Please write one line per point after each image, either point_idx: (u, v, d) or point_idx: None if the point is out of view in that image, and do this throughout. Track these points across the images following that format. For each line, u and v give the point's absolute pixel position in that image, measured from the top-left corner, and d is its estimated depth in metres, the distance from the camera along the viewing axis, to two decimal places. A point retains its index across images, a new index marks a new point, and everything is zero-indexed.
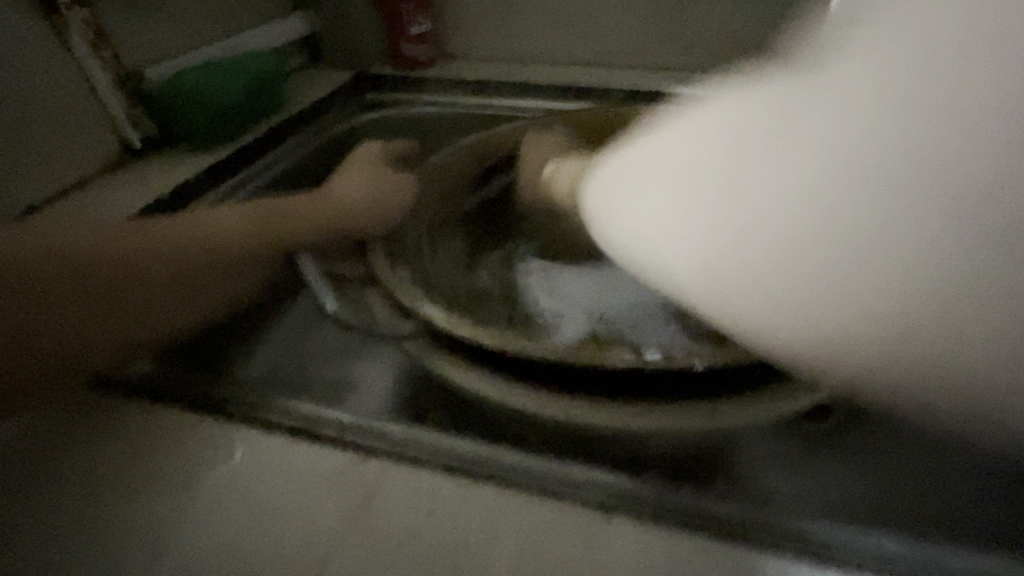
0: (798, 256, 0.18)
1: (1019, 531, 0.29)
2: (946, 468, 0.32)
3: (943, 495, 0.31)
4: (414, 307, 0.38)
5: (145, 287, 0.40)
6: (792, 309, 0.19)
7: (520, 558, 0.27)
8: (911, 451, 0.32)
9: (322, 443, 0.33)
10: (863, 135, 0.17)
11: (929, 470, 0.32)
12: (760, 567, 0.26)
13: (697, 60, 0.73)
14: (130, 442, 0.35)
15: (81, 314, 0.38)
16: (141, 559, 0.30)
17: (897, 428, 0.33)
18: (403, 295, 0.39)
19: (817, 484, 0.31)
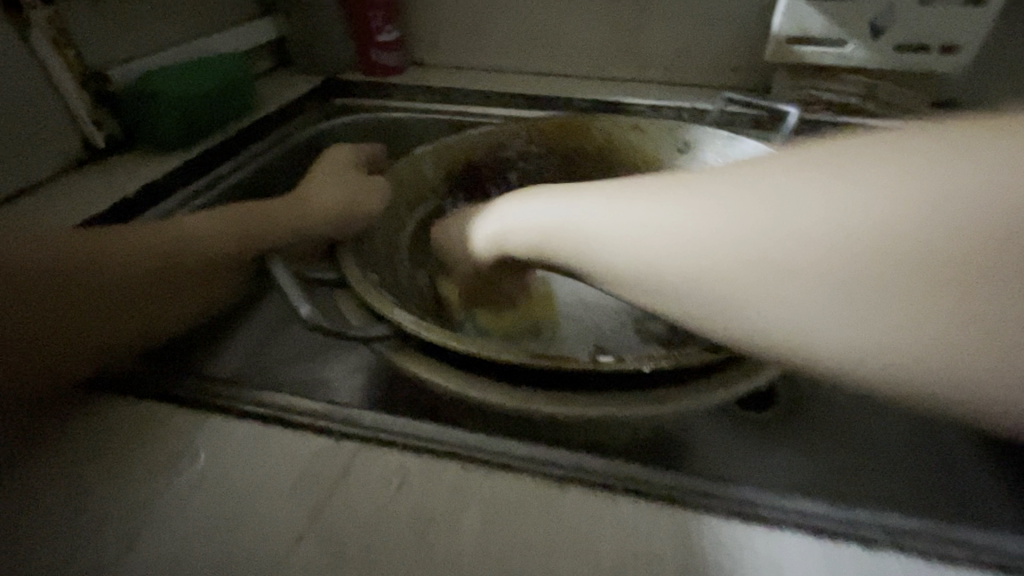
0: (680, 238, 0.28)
1: (914, 498, 0.34)
2: (862, 453, 0.37)
3: (857, 474, 0.36)
4: (388, 313, 0.39)
5: (138, 295, 0.42)
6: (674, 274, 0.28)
7: (484, 526, 0.29)
8: (823, 436, 0.38)
9: (297, 430, 0.35)
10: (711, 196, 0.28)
11: (847, 454, 0.37)
12: (695, 527, 0.29)
13: (651, 75, 0.78)
14: (108, 433, 0.35)
15: (79, 322, 0.39)
16: (119, 544, 0.30)
17: (814, 418, 0.39)
18: (375, 299, 0.40)
19: (747, 467, 0.36)
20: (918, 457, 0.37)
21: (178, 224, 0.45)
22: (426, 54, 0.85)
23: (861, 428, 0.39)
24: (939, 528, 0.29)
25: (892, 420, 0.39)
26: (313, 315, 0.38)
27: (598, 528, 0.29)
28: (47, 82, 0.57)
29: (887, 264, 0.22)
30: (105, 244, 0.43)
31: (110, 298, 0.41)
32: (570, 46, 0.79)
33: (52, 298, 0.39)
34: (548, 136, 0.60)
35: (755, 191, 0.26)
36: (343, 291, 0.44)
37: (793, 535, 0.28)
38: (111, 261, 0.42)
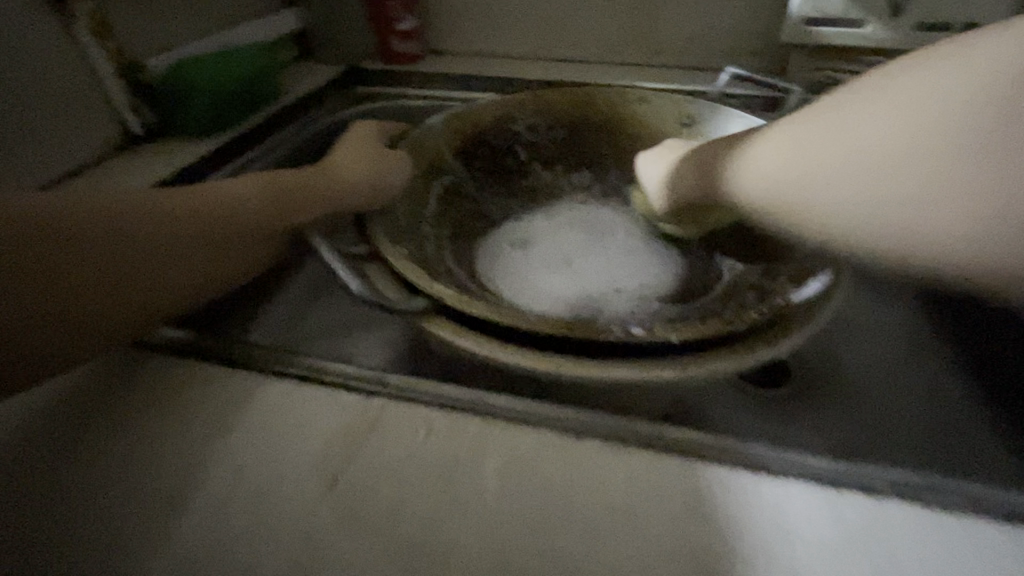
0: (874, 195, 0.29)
1: (922, 462, 0.35)
2: (869, 419, 0.38)
3: (864, 436, 0.37)
4: (426, 286, 0.42)
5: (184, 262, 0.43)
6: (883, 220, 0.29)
7: (503, 474, 0.31)
8: (839, 401, 0.39)
9: (329, 389, 0.37)
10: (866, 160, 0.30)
11: (855, 419, 0.38)
12: (705, 476, 0.30)
13: (667, 58, 0.79)
14: (158, 391, 0.39)
15: (127, 285, 0.40)
16: (174, 487, 0.33)
17: (823, 386, 0.40)
18: (415, 275, 0.43)
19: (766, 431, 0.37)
20: (933, 425, 0.38)
21: (215, 192, 0.46)
22: (445, 42, 0.86)
23: (877, 395, 0.40)
24: (945, 483, 0.30)
25: (898, 390, 0.40)
26: (362, 291, 0.40)
27: (609, 476, 0.31)
28: (90, 72, 0.61)
29: (899, 184, 0.28)
30: (135, 207, 0.42)
31: (140, 270, 0.41)
32: (586, 32, 0.80)
33: (99, 258, 0.39)
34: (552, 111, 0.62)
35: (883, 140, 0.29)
36: (376, 265, 0.47)
37: (798, 486, 0.30)
38: (155, 225, 0.42)
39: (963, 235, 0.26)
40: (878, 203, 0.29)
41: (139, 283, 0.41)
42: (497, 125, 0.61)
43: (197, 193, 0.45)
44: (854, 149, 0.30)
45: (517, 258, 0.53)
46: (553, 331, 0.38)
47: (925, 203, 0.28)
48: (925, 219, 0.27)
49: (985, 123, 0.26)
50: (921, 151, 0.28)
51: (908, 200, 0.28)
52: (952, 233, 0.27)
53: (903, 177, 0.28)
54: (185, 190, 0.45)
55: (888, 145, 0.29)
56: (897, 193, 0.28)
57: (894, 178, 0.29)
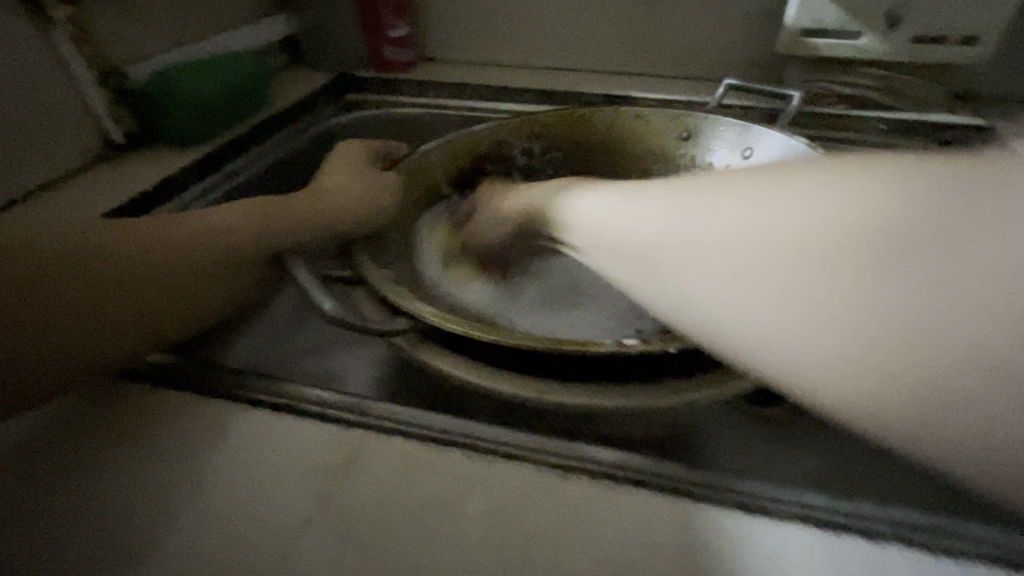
0: (867, 350, 0.22)
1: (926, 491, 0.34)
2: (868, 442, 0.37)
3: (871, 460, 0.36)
4: (408, 304, 0.40)
5: (156, 290, 0.41)
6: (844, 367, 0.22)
7: (486, 515, 0.30)
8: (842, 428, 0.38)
9: (306, 418, 0.35)
10: (835, 291, 0.22)
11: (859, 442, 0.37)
12: (696, 516, 0.29)
13: (662, 68, 0.78)
14: (128, 419, 0.37)
15: (95, 319, 0.38)
16: (139, 524, 0.32)
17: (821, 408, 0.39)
18: (394, 295, 0.41)
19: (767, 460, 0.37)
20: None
21: (200, 218, 0.45)
22: (437, 49, 0.85)
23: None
24: (946, 523, 0.29)
25: None
26: (336, 312, 0.39)
27: (597, 518, 0.29)
28: (69, 81, 0.59)
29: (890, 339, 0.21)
30: (110, 234, 0.41)
31: (106, 296, 0.38)
32: (581, 40, 0.79)
33: (64, 292, 0.37)
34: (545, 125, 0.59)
35: (871, 223, 0.22)
36: (360, 288, 0.45)
37: (795, 527, 0.28)
38: (130, 255, 0.40)
39: (874, 401, 0.22)
40: (847, 354, 0.22)
41: (105, 309, 0.38)
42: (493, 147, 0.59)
43: (177, 220, 0.44)
44: (771, 268, 0.24)
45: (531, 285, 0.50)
46: (541, 351, 0.36)
47: (857, 351, 0.22)
48: (953, 398, 0.20)
49: (997, 280, 0.19)
50: (927, 241, 0.21)
51: (886, 365, 0.21)
52: (875, 405, 0.22)
53: (883, 304, 0.21)
54: (167, 218, 0.44)
55: (895, 266, 0.21)
56: (917, 315, 0.21)
57: (900, 309, 0.21)
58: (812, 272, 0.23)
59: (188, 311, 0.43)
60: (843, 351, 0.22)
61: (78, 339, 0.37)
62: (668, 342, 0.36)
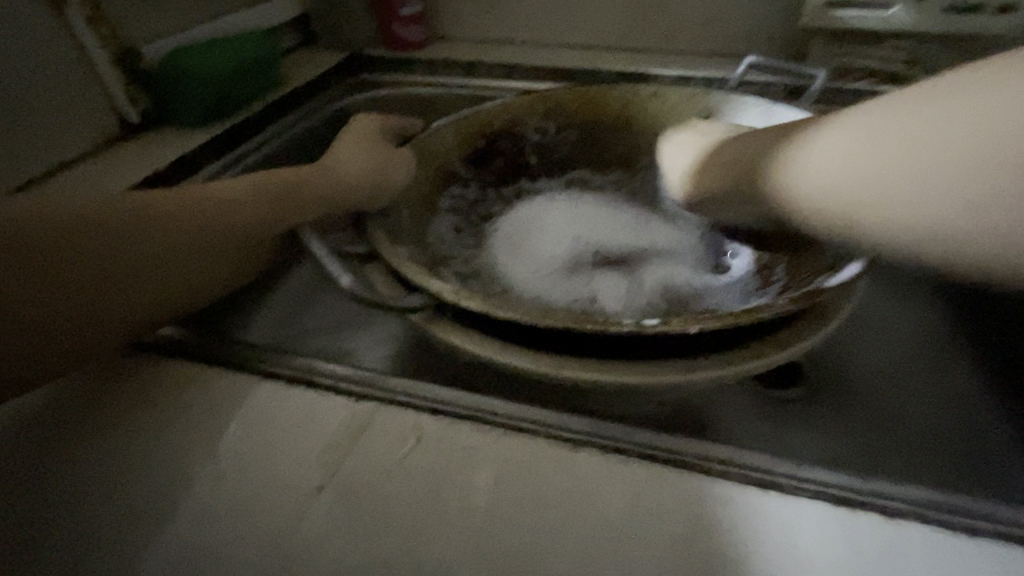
0: (906, 186, 0.24)
1: (928, 471, 0.34)
2: (874, 423, 0.37)
3: (874, 442, 0.36)
4: (426, 283, 0.40)
5: (167, 267, 0.41)
6: (902, 216, 0.24)
7: (495, 487, 0.30)
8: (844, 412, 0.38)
9: (317, 391, 0.35)
10: (907, 148, 0.24)
11: (864, 424, 0.37)
12: (705, 490, 0.28)
13: (679, 44, 0.76)
14: (143, 391, 0.37)
15: (106, 296, 0.38)
16: (153, 492, 0.32)
17: (831, 387, 0.39)
18: (412, 273, 0.41)
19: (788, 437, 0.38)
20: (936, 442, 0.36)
21: (214, 188, 0.44)
22: (450, 28, 0.84)
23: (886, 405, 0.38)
24: (965, 504, 0.28)
25: (909, 399, 0.39)
26: (353, 288, 0.39)
27: (605, 490, 0.29)
28: (84, 61, 0.59)
29: (922, 174, 0.23)
30: (120, 205, 0.39)
31: (123, 271, 0.38)
32: (596, 17, 0.77)
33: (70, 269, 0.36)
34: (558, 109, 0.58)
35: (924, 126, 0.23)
36: (373, 262, 0.45)
37: (806, 504, 0.28)
38: (138, 231, 0.39)
39: (918, 225, 0.23)
40: (876, 191, 0.25)
41: (122, 282, 0.38)
42: (509, 125, 0.58)
43: (185, 192, 0.42)
44: (849, 136, 0.26)
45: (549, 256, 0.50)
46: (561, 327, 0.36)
47: (894, 195, 0.24)
48: (983, 221, 0.21)
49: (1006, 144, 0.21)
50: (926, 143, 0.23)
51: (902, 198, 0.24)
52: (913, 227, 0.24)
53: (917, 173, 0.23)
54: (179, 189, 0.43)
55: (972, 121, 0.22)
56: (930, 185, 0.23)
57: (925, 155, 0.23)
58: (846, 147, 0.26)
59: (197, 288, 0.43)
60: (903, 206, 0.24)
61: (96, 312, 0.38)
62: (694, 321, 0.34)
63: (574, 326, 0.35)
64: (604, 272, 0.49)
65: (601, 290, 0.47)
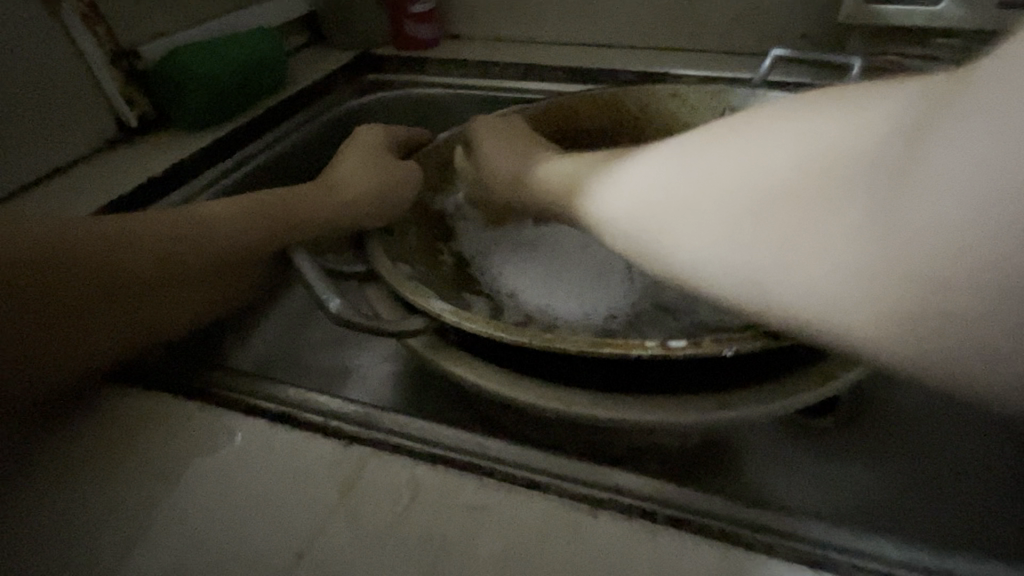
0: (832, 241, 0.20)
1: (985, 526, 0.30)
2: (926, 457, 0.34)
3: (928, 488, 0.32)
4: (425, 303, 0.35)
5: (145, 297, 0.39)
6: (833, 263, 0.20)
7: (501, 555, 0.26)
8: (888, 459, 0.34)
9: (305, 429, 0.32)
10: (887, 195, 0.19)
11: (912, 457, 0.33)
12: (743, 565, 0.25)
13: (703, 41, 0.71)
14: (120, 425, 0.34)
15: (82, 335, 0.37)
16: (126, 541, 0.29)
17: (875, 415, 0.36)
18: (411, 290, 0.37)
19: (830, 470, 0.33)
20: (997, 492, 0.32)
21: (202, 209, 0.42)
22: (463, 26, 0.80)
23: (931, 438, 0.34)
24: None
25: (956, 433, 0.35)
26: (343, 310, 0.35)
27: (629, 561, 0.26)
28: (79, 61, 0.57)
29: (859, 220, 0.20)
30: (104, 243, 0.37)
31: (78, 297, 0.36)
32: (616, 13, 0.73)
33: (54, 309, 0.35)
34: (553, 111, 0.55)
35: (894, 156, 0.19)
36: (373, 283, 0.41)
37: None
38: (129, 270, 0.37)
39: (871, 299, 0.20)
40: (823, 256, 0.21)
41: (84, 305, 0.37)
42: (508, 124, 0.53)
43: (174, 216, 0.41)
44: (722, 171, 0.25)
45: (567, 253, 0.47)
46: (577, 352, 0.31)
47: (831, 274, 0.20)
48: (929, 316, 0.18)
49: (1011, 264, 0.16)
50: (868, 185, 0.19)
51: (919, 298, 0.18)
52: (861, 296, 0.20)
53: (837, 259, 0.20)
54: (155, 212, 0.41)
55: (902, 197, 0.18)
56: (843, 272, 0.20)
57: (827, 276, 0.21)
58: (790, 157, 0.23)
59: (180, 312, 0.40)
60: (852, 280, 0.20)
61: (59, 333, 0.36)
62: (728, 343, 0.30)
63: (595, 353, 0.31)
64: (608, 249, 0.46)
65: (609, 275, 0.45)
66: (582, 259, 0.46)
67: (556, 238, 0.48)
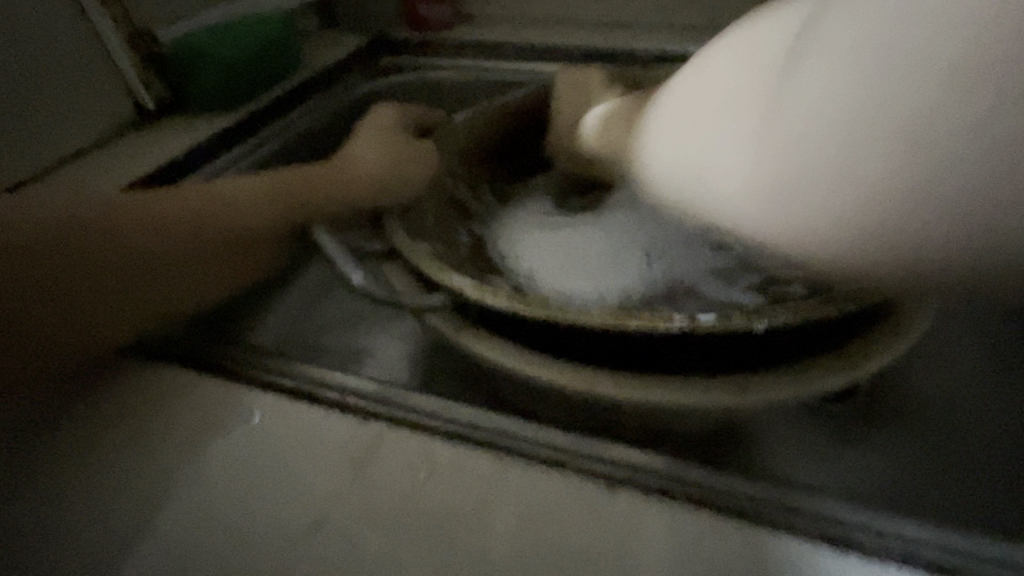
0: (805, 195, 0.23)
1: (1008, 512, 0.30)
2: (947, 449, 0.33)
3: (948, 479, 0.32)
4: (444, 281, 0.35)
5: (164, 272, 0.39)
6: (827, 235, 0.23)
7: (518, 529, 0.26)
8: (911, 447, 0.33)
9: (325, 403, 0.33)
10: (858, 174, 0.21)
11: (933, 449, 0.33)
12: (763, 542, 0.25)
13: (725, 19, 0.69)
14: (143, 398, 0.35)
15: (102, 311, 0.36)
16: (152, 509, 0.30)
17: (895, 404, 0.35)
18: (430, 268, 0.37)
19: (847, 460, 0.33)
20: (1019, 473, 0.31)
21: (222, 187, 0.42)
22: (478, 6, 0.79)
23: (953, 427, 0.34)
24: None
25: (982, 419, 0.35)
26: (364, 287, 0.35)
27: (648, 536, 0.26)
28: (98, 43, 0.57)
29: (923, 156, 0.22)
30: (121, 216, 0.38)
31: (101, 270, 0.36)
32: None
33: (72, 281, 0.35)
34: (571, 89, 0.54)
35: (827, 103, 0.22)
36: (391, 262, 0.41)
37: (880, 563, 0.24)
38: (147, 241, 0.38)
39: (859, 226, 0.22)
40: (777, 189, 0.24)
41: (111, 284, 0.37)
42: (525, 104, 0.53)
43: (194, 194, 0.41)
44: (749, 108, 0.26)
45: (584, 235, 0.46)
46: (598, 328, 0.31)
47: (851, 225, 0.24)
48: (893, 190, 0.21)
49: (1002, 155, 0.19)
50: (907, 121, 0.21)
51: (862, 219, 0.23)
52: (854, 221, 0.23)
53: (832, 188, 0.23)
54: (177, 189, 0.41)
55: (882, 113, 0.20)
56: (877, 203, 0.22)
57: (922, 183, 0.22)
58: (823, 83, 0.22)
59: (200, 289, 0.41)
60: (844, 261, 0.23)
61: (79, 306, 0.36)
62: (755, 317, 0.29)
63: (616, 331, 0.31)
64: (628, 235, 0.45)
65: (625, 255, 0.44)
66: (599, 241, 0.46)
67: (571, 225, 0.48)
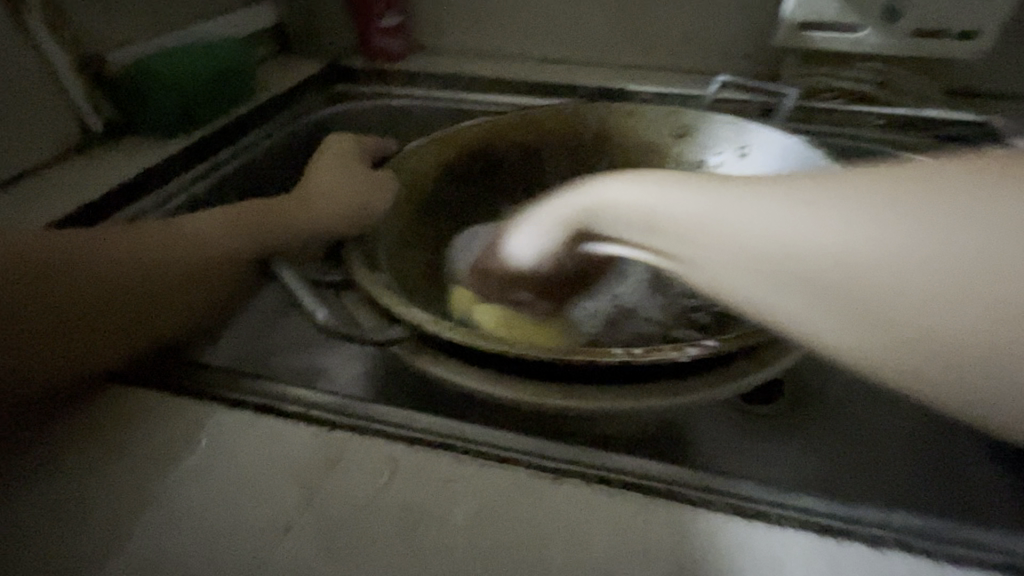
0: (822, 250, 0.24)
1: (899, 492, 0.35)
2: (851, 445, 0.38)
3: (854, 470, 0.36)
4: (403, 312, 0.38)
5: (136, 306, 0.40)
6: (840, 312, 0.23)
7: (476, 524, 0.29)
8: (819, 442, 0.38)
9: (289, 419, 0.34)
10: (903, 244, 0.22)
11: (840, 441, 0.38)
12: (687, 522, 0.28)
13: (657, 60, 0.76)
14: (100, 419, 0.35)
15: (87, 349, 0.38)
16: (112, 526, 0.30)
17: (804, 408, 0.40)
18: (390, 298, 0.39)
19: (764, 456, 0.37)
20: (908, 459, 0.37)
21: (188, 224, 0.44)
22: (430, 40, 0.83)
23: (852, 426, 0.39)
24: (931, 526, 0.29)
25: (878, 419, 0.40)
26: (329, 320, 0.37)
27: (590, 528, 0.29)
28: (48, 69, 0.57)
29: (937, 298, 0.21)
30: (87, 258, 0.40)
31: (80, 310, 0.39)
32: (576, 32, 0.77)
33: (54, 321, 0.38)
34: (522, 124, 0.58)
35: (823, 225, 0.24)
36: (350, 291, 0.43)
37: (786, 530, 0.28)
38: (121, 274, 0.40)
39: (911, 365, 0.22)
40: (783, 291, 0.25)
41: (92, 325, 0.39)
42: (474, 142, 0.57)
43: (164, 231, 0.43)
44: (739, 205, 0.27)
45: None
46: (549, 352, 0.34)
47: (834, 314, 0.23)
48: (975, 362, 0.21)
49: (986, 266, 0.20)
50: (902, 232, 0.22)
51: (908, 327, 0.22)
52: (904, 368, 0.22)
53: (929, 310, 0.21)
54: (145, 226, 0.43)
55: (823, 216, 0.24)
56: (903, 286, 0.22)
57: (906, 254, 0.22)
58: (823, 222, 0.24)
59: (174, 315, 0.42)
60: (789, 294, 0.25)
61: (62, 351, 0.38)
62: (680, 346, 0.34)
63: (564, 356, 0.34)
64: None
65: None
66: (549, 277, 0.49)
67: None
